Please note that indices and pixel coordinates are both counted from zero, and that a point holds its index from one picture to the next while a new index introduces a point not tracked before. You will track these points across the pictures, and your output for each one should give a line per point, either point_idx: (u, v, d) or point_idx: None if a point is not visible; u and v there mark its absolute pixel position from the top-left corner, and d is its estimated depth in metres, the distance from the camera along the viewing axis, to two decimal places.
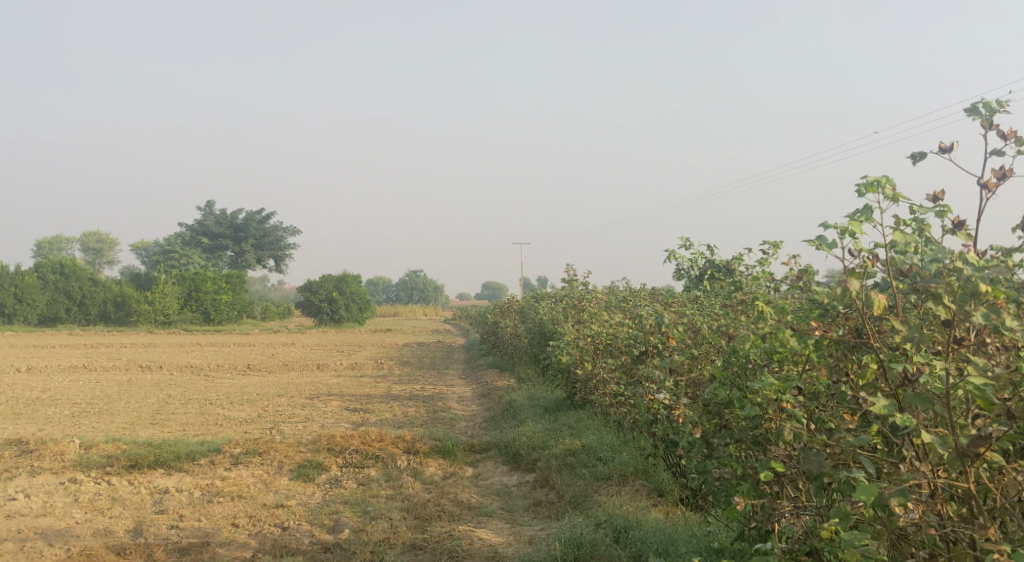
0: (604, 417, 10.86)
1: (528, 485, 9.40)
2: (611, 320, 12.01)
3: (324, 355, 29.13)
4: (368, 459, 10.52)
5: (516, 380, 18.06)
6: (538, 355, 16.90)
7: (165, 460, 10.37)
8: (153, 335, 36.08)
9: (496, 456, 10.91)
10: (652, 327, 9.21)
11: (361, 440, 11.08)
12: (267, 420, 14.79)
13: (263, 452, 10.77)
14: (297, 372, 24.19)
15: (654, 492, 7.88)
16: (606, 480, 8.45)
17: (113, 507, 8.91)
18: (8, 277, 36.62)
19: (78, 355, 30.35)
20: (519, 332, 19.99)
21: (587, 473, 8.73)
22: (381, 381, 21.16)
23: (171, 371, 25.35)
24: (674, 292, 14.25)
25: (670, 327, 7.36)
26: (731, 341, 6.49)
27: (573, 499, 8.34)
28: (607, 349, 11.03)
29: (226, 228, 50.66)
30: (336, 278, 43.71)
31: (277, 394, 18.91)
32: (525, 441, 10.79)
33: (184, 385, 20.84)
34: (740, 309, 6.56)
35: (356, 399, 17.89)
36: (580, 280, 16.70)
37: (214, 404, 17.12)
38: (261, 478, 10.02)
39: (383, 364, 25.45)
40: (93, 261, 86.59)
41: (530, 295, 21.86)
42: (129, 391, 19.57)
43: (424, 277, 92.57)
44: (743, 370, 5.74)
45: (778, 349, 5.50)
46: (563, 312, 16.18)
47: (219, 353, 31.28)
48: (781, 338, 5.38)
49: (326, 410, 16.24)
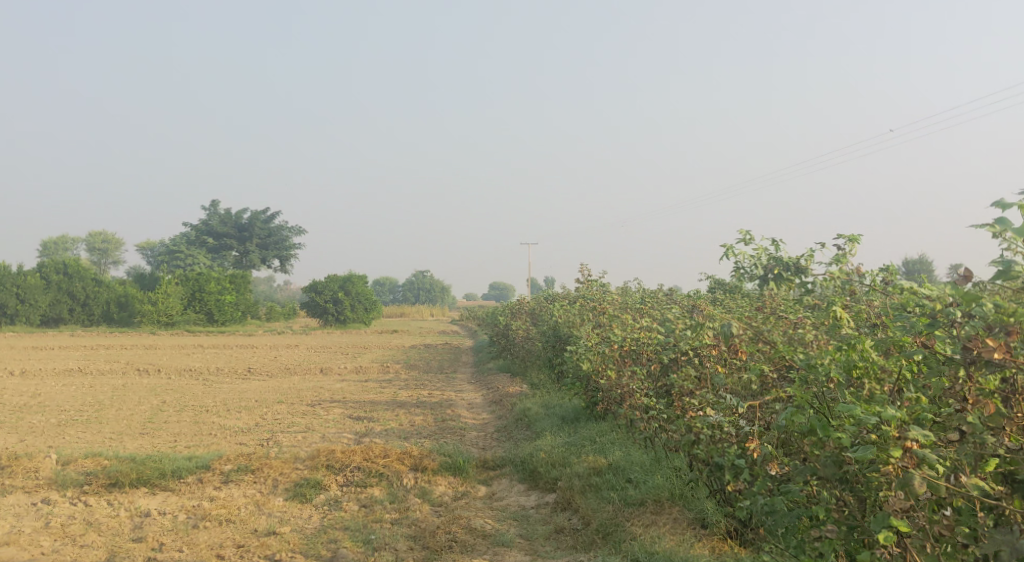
0: (628, 431, 10.00)
1: (548, 508, 8.47)
2: (638, 324, 10.99)
3: (327, 359, 28.17)
4: (371, 478, 9.57)
5: (529, 386, 17.11)
6: (552, 360, 16.01)
7: (148, 478, 9.42)
8: (156, 337, 35.19)
9: (512, 473, 9.96)
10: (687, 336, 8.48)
11: (363, 456, 10.08)
12: (264, 431, 13.83)
13: (257, 468, 9.80)
14: (299, 376, 23.21)
15: (696, 522, 6.94)
16: (638, 506, 7.54)
17: (86, 533, 8.02)
18: (11, 277, 35.89)
19: (76, 358, 29.46)
20: (530, 335, 19.06)
21: (615, 497, 7.81)
22: (386, 386, 20.22)
23: (169, 375, 24.42)
24: (700, 294, 13.29)
25: (740, 336, 6.16)
26: (806, 352, 5.53)
27: (601, 527, 7.40)
28: (632, 354, 10.15)
29: (230, 228, 49.67)
30: (341, 279, 42.82)
31: (277, 401, 17.97)
32: (544, 457, 9.85)
33: (180, 391, 19.91)
34: (817, 318, 5.76)
35: (359, 406, 16.98)
36: (596, 281, 15.79)
37: (210, 412, 16.17)
38: (252, 499, 9.09)
39: (388, 368, 24.44)
40: (100, 262, 86.09)
41: (542, 297, 20.93)
42: (123, 397, 18.65)
43: (432, 277, 91.65)
44: (821, 391, 4.88)
45: (857, 363, 4.80)
46: (579, 314, 15.26)
47: (220, 356, 30.37)
48: (861, 350, 4.75)
49: (328, 419, 15.29)
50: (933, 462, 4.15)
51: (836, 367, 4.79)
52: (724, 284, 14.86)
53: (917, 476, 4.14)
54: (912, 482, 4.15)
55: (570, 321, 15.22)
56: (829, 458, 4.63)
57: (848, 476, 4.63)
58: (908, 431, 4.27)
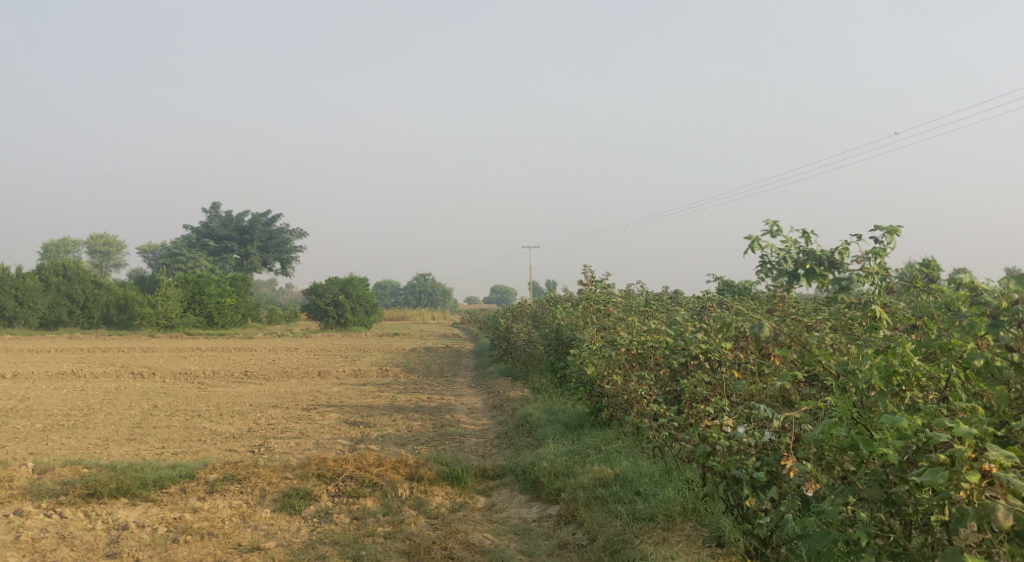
0: (635, 439, 9.53)
1: (551, 521, 7.98)
2: (646, 327, 10.47)
3: (325, 362, 27.60)
4: (364, 488, 9.06)
5: (531, 391, 16.60)
6: (555, 364, 15.52)
7: (128, 488, 8.89)
8: (155, 340, 34.65)
9: (513, 483, 9.44)
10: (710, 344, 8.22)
11: (356, 465, 9.52)
12: (256, 437, 13.31)
13: (243, 477, 9.27)
14: (296, 380, 22.66)
15: (712, 540, 6.45)
16: (648, 522, 7.03)
17: (58, 549, 7.53)
18: (10, 280, 35.39)
19: (71, 361, 28.90)
20: (531, 339, 18.54)
21: (623, 511, 7.30)
22: (385, 391, 19.67)
23: (163, 379, 23.85)
24: (711, 297, 12.82)
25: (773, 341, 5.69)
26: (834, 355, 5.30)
27: (607, 544, 6.91)
28: (639, 359, 9.68)
29: (232, 230, 49.17)
30: (342, 281, 42.27)
31: (271, 405, 17.42)
32: (547, 466, 9.34)
33: (174, 395, 19.35)
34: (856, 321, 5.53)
35: (356, 411, 16.46)
36: (601, 284, 15.29)
37: (202, 417, 15.65)
38: (238, 511, 8.59)
39: (387, 372, 23.90)
40: (102, 264, 85.64)
41: (543, 299, 20.42)
42: (114, 401, 18.10)
43: (434, 280, 91.12)
44: (861, 399, 4.66)
45: (897, 370, 4.61)
46: (582, 317, 14.75)
47: (218, 359, 29.82)
48: (904, 353, 4.58)
49: (323, 425, 14.77)
50: (1020, 488, 4.06)
51: (878, 373, 4.58)
52: (733, 286, 14.38)
53: (1002, 507, 4.03)
54: (996, 513, 4.04)
55: (574, 324, 14.71)
56: (876, 477, 4.50)
57: (896, 498, 4.42)
58: (985, 454, 4.16)
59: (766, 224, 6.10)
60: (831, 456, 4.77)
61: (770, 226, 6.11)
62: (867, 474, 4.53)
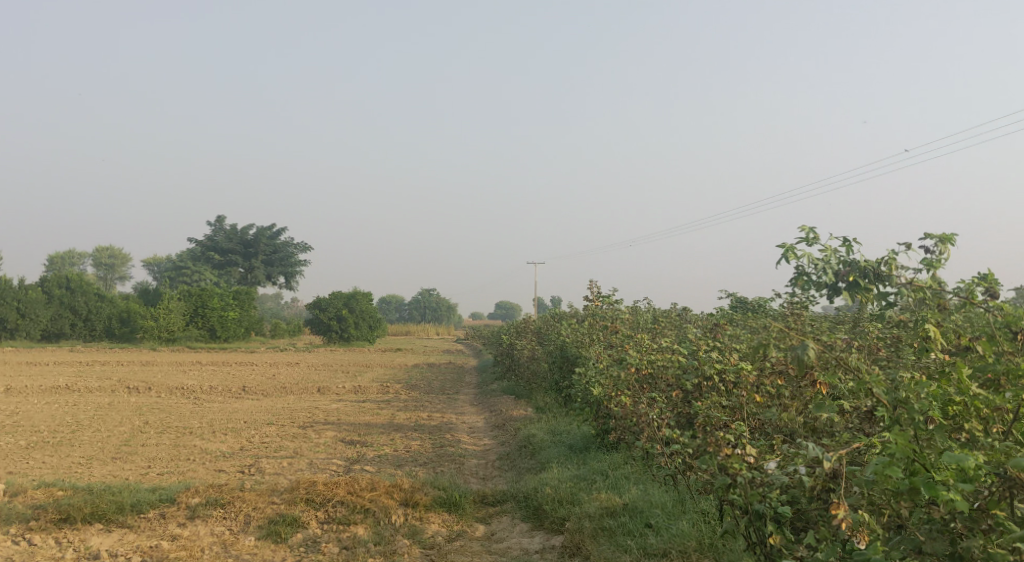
0: (644, 464, 9.00)
1: (554, 553, 7.41)
2: (655, 346, 9.98)
3: (325, 378, 27.01)
4: (355, 514, 8.48)
5: (535, 410, 16.02)
6: (559, 382, 14.99)
7: (103, 512, 8.33)
8: (157, 353, 34.13)
9: (514, 510, 8.85)
10: (729, 365, 7.76)
11: (347, 489, 8.91)
12: (247, 456, 12.76)
13: (226, 501, 8.67)
14: (295, 396, 22.10)
15: None
16: (661, 558, 6.48)
17: None
18: (11, 292, 34.94)
19: (68, 375, 28.37)
20: (536, 356, 17.99)
21: (632, 545, 6.72)
22: (384, 408, 19.10)
23: (160, 394, 23.28)
24: (725, 314, 12.33)
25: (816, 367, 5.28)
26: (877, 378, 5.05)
27: None
28: (648, 381, 9.19)
29: (236, 244, 48.72)
30: (346, 296, 41.76)
31: (266, 423, 16.83)
32: (550, 492, 8.77)
33: (167, 411, 18.79)
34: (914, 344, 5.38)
35: (353, 429, 15.90)
36: (607, 300, 14.77)
37: (193, 434, 15.07)
38: (219, 539, 8.01)
39: (387, 388, 23.33)
40: (106, 277, 85.31)
41: (548, 315, 19.86)
42: (105, 417, 17.54)
43: (438, 295, 90.58)
44: (918, 431, 4.45)
45: (954, 399, 4.46)
46: (588, 333, 14.23)
47: (217, 373, 29.24)
48: (964, 383, 4.41)
49: (319, 444, 14.21)
50: None
51: (934, 405, 4.43)
52: (745, 303, 13.88)
53: None
54: None
55: (579, 341, 14.12)
56: (937, 533, 4.34)
57: (961, 554, 4.27)
58: None
59: (800, 232, 5.72)
60: (892, 507, 4.48)
61: (807, 234, 5.75)
62: (927, 524, 4.37)
